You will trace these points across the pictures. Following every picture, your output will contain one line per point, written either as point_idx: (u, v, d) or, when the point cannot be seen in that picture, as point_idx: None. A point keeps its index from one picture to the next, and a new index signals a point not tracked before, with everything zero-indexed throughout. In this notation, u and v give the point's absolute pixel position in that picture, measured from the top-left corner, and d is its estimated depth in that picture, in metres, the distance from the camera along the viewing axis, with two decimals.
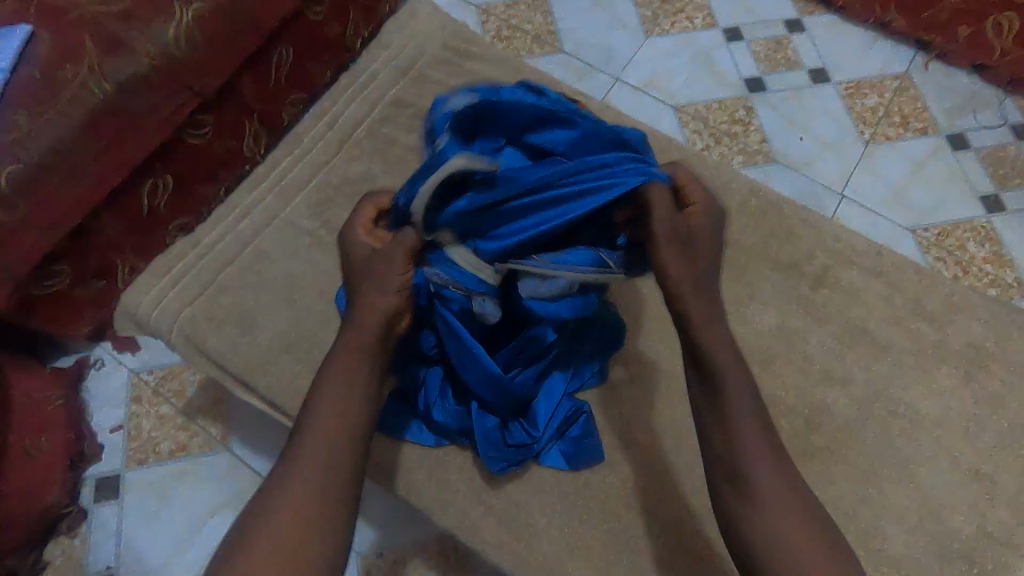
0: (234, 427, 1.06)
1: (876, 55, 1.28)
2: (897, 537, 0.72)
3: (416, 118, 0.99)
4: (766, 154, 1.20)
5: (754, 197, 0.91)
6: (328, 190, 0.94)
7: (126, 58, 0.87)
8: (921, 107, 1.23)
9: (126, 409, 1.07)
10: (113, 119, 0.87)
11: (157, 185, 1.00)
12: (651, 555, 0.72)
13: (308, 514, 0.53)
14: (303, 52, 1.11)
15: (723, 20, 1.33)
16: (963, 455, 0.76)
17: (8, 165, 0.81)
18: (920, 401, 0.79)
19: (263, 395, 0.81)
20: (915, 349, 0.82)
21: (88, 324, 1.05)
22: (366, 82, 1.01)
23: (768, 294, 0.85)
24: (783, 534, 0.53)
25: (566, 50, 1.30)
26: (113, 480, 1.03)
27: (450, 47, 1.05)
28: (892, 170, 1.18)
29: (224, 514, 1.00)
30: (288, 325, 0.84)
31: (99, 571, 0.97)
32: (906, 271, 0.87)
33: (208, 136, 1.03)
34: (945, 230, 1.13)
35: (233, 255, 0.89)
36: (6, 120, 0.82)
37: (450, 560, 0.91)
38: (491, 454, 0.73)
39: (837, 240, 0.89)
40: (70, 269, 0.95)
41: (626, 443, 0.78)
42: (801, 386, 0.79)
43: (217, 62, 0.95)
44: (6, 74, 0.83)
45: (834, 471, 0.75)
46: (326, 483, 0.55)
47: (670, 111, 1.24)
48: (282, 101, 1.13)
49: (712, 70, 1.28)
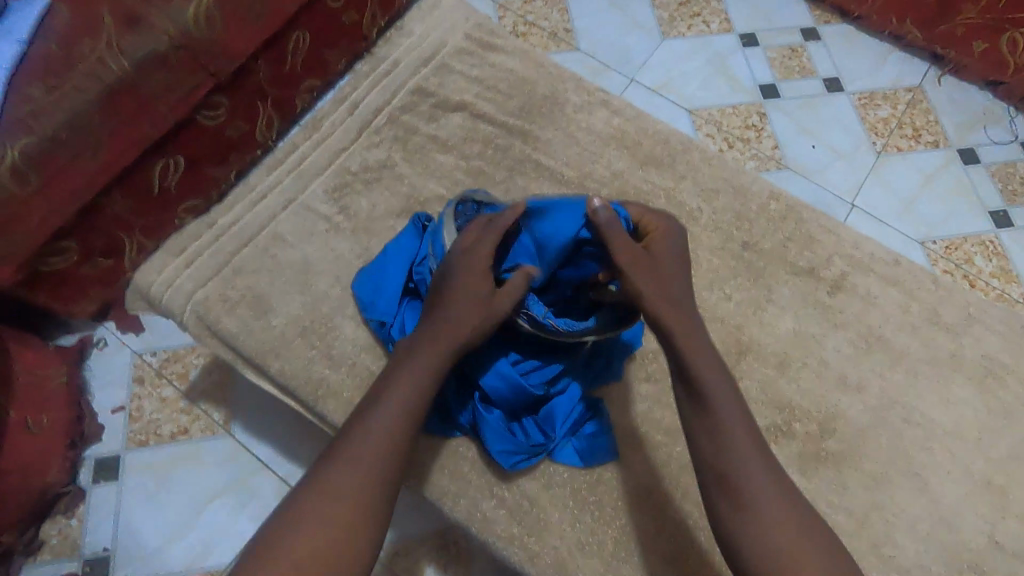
0: (238, 412, 1.05)
1: (890, 66, 1.29)
2: (909, 546, 0.72)
3: (437, 108, 0.99)
4: (779, 161, 1.20)
5: (773, 202, 0.91)
6: (346, 176, 0.93)
7: (145, 34, 0.85)
8: (933, 120, 1.24)
9: (128, 391, 1.06)
10: (130, 95, 0.86)
11: (168, 164, 0.99)
12: (663, 554, 0.72)
13: (341, 513, 0.54)
14: (320, 38, 1.11)
15: (740, 25, 1.33)
16: (976, 466, 0.76)
17: (21, 138, 0.78)
18: (934, 410, 0.79)
19: (275, 380, 0.81)
20: (930, 358, 0.82)
21: (93, 302, 1.03)
22: (387, 70, 1.01)
23: (785, 298, 0.85)
24: (777, 539, 0.54)
25: (582, 49, 1.29)
26: (113, 460, 1.01)
27: (472, 40, 1.05)
28: (903, 182, 1.18)
29: (227, 499, 0.99)
30: (302, 310, 0.84)
31: (96, 552, 0.96)
32: (923, 281, 0.87)
33: (222, 118, 1.02)
34: (953, 243, 1.13)
35: (247, 238, 0.89)
36: (19, 93, 0.79)
37: (456, 553, 0.91)
38: (504, 450, 0.73)
39: (855, 247, 0.89)
40: (78, 246, 0.93)
41: (640, 441, 0.77)
42: (815, 391, 0.79)
43: (235, 43, 0.95)
44: (22, 46, 0.81)
45: (847, 477, 0.75)
46: (366, 489, 0.56)
47: (685, 113, 1.24)
48: (296, 86, 1.13)
49: (728, 74, 1.28)
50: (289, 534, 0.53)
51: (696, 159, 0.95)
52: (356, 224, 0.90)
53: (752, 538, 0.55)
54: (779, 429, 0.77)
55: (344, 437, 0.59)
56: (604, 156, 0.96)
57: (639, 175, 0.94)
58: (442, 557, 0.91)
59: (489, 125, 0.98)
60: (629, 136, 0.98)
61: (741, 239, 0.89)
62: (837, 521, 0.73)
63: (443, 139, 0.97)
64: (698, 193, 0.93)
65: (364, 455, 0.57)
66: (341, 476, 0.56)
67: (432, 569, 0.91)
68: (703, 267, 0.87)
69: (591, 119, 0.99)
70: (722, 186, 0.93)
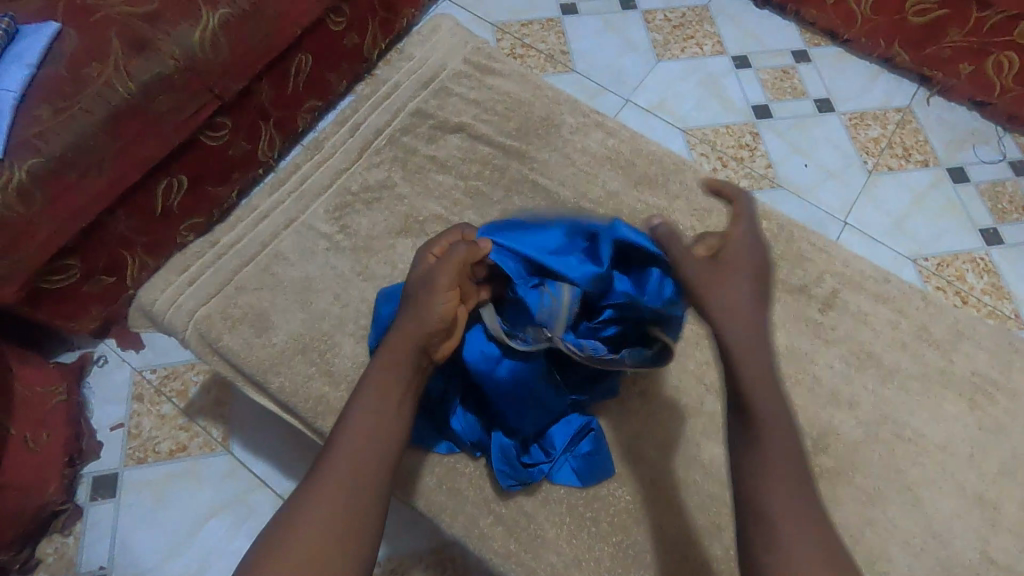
0: (237, 429, 1.05)
1: (879, 88, 1.32)
2: (903, 561, 0.72)
3: (436, 129, 1.01)
4: (772, 179, 1.22)
5: (765, 220, 0.93)
6: (347, 196, 0.95)
7: (152, 58, 0.88)
8: (922, 140, 1.27)
9: (127, 407, 1.06)
10: (136, 117, 0.88)
11: (172, 184, 1.01)
12: (661, 570, 0.72)
13: (336, 514, 0.54)
14: (323, 61, 1.13)
15: (732, 48, 1.36)
16: (968, 481, 0.77)
17: (29, 158, 0.80)
18: (925, 426, 0.80)
19: (274, 396, 0.82)
20: (921, 373, 0.83)
21: (95, 320, 1.04)
22: (387, 92, 1.04)
23: (778, 315, 0.87)
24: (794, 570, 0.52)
25: (579, 71, 1.33)
26: (111, 477, 1.01)
27: (471, 63, 1.08)
28: (894, 200, 1.20)
29: (223, 516, 0.99)
30: (302, 327, 0.85)
31: (92, 571, 0.95)
32: (912, 298, 0.89)
33: (225, 138, 1.05)
34: (944, 260, 1.15)
35: (249, 257, 0.90)
36: (28, 114, 0.81)
37: (451, 570, 0.91)
38: (504, 471, 0.73)
39: (846, 265, 0.91)
40: (81, 264, 0.95)
41: (637, 457, 0.78)
42: (807, 408, 0.80)
43: (239, 67, 0.97)
44: (32, 70, 0.82)
45: (841, 493, 0.76)
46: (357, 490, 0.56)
47: (679, 133, 1.27)
48: (299, 107, 1.15)
49: (720, 95, 1.31)
50: (284, 546, 0.52)
51: (689, 179, 0.97)
52: (356, 242, 0.92)
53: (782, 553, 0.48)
54: None
55: (335, 445, 0.59)
56: (599, 176, 0.98)
57: (634, 195, 0.96)
58: None
59: (487, 146, 1.00)
60: (623, 156, 1.00)
61: None
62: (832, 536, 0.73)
63: (442, 160, 0.99)
64: (691, 212, 0.95)
65: (355, 455, 0.58)
66: (335, 477, 0.56)
67: None
68: None
69: (586, 140, 1.01)
70: (715, 206, 0.95)
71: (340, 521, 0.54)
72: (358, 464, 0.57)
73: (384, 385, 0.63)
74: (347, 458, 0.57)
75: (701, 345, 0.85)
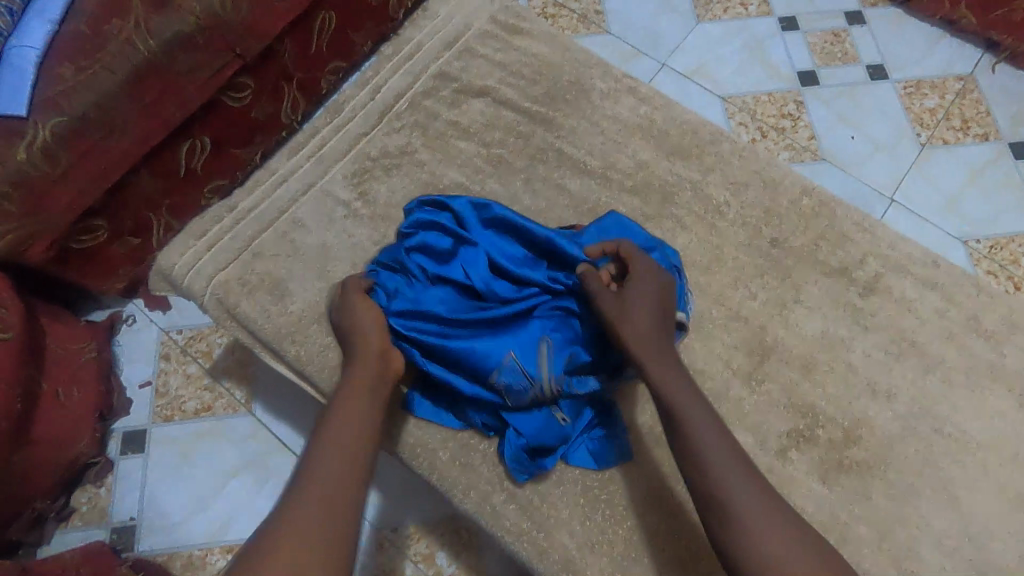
0: (258, 391, 1.07)
1: (940, 53, 1.21)
2: (933, 561, 0.69)
3: (459, 93, 0.97)
4: (814, 152, 1.15)
5: (806, 196, 0.88)
6: (366, 161, 0.93)
7: (172, 15, 0.85)
8: (984, 111, 1.17)
9: (155, 366, 1.09)
10: (157, 77, 0.86)
11: (195, 145, 1.00)
12: (674, 556, 0.71)
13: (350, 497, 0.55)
14: (346, 19, 1.09)
15: (779, 8, 1.27)
16: (1010, 481, 0.73)
17: (52, 117, 0.80)
18: (967, 423, 0.75)
19: (292, 363, 0.82)
20: (967, 367, 0.78)
21: (123, 280, 1.06)
22: (411, 53, 0.99)
23: (814, 299, 0.82)
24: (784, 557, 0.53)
25: (613, 32, 1.25)
26: (140, 434, 1.04)
27: (498, 22, 1.03)
28: (947, 176, 1.12)
29: (245, 476, 1.02)
30: (320, 296, 0.84)
31: (123, 521, 0.99)
32: (962, 284, 0.83)
33: (248, 100, 1.02)
34: (998, 242, 1.07)
35: (269, 222, 0.89)
36: (51, 72, 0.80)
37: (462, 539, 0.92)
38: (517, 466, 0.72)
39: (892, 247, 0.85)
40: (107, 224, 0.95)
41: (656, 441, 0.76)
42: (840, 397, 0.77)
43: (260, 26, 0.94)
44: (54, 25, 0.81)
45: (872, 488, 0.72)
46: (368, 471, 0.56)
47: (717, 101, 1.19)
48: (322, 68, 1.12)
49: (764, 60, 1.22)
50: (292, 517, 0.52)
51: (726, 150, 0.92)
52: (375, 210, 0.90)
53: (750, 550, 0.54)
54: (801, 434, 0.75)
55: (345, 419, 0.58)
56: (630, 145, 0.93)
57: (665, 166, 0.91)
58: (453, 543, 0.92)
59: (512, 112, 0.96)
60: (655, 124, 0.94)
61: (769, 236, 0.86)
62: (858, 532, 0.70)
63: (466, 126, 0.95)
64: (727, 186, 0.89)
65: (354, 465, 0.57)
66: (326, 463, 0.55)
67: (442, 556, 0.91)
68: (727, 263, 0.85)
69: (618, 106, 0.96)
70: (752, 179, 0.90)
71: (341, 522, 0.53)
72: (355, 469, 0.57)
73: (363, 399, 0.64)
74: (342, 470, 0.56)
75: (729, 327, 0.81)
